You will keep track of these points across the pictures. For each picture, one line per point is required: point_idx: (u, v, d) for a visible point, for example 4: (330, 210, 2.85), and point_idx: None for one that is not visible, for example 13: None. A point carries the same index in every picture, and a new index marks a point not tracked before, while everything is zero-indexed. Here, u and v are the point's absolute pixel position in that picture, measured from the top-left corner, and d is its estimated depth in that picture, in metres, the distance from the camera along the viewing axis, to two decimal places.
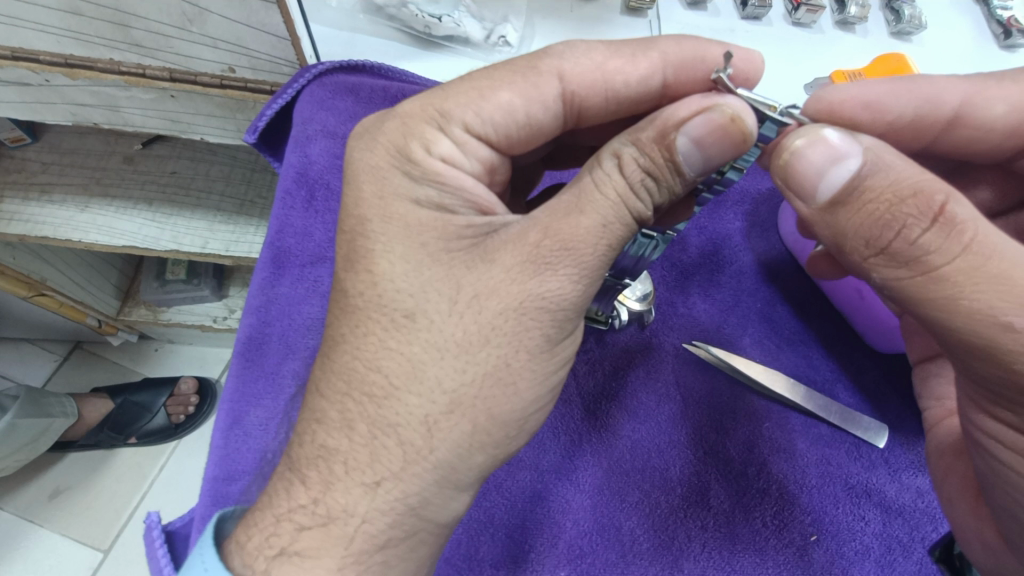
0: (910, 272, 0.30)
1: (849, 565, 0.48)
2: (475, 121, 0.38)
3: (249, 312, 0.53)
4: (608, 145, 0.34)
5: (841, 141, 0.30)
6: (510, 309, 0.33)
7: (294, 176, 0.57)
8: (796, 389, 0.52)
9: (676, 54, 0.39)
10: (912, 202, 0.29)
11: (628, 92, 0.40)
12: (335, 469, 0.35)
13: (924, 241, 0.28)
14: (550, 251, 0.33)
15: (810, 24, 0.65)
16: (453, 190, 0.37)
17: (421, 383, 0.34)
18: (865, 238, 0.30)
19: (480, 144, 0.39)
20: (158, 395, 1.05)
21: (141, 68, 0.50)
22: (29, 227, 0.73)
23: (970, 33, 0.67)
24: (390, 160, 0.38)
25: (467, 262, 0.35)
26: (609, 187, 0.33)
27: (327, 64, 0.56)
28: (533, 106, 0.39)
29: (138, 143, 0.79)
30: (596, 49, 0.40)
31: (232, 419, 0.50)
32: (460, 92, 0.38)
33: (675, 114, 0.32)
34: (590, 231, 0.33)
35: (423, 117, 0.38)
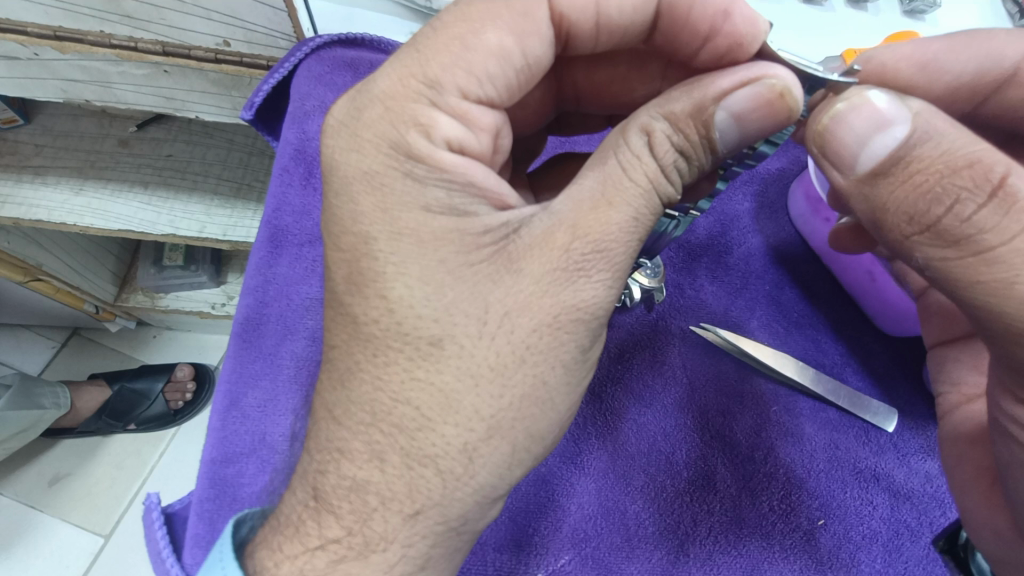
0: (959, 252, 0.29)
1: (857, 550, 0.47)
2: (470, 85, 0.35)
3: (246, 293, 0.52)
4: (636, 119, 0.33)
5: (886, 109, 0.29)
6: (546, 326, 0.32)
7: (291, 153, 0.55)
8: (804, 371, 0.51)
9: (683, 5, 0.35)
10: (966, 174, 0.28)
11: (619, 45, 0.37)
12: (372, 506, 0.34)
13: (978, 218, 0.28)
14: (581, 255, 0.32)
15: (820, 2, 0.64)
16: (462, 186, 0.35)
17: (457, 414, 0.33)
18: (911, 214, 0.29)
19: (484, 110, 0.37)
20: (156, 381, 1.05)
21: (132, 41, 0.48)
22: (22, 211, 0.71)
23: (984, 11, 0.65)
24: (384, 151, 0.35)
25: (492, 276, 0.33)
26: (640, 171, 0.32)
27: (324, 38, 0.54)
28: (529, 48, 0.36)
29: (133, 125, 0.78)
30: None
31: (230, 401, 0.49)
32: (441, 51, 0.35)
33: (714, 87, 0.31)
34: (622, 225, 0.32)
35: (410, 95, 0.35)
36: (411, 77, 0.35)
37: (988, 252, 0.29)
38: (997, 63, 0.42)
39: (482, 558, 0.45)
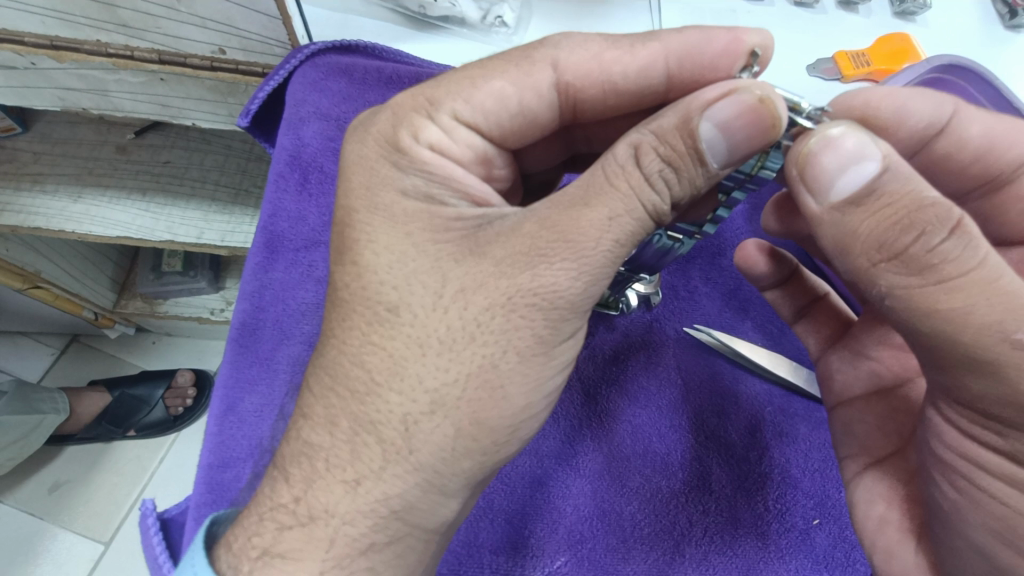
0: (921, 281, 0.29)
1: (852, 549, 0.47)
2: (465, 109, 0.39)
3: (244, 298, 0.52)
4: (626, 135, 0.33)
5: (863, 145, 0.30)
6: (498, 306, 0.33)
7: (287, 159, 0.56)
8: (797, 371, 0.52)
9: (679, 44, 0.38)
10: (931, 210, 0.29)
11: (626, 84, 0.40)
12: (318, 467, 0.35)
13: (944, 248, 0.28)
14: (545, 243, 0.32)
15: (813, 4, 0.64)
16: (440, 178, 0.37)
17: (401, 381, 0.34)
18: (880, 242, 0.30)
19: (471, 133, 0.40)
20: (156, 387, 1.05)
21: (129, 49, 0.48)
22: (23, 218, 0.72)
23: (976, 13, 0.65)
24: (379, 150, 0.38)
25: (455, 254, 0.34)
26: (624, 179, 0.32)
27: (319, 45, 0.54)
28: (529, 94, 0.39)
29: (130, 133, 0.78)
30: (594, 41, 0.40)
31: (227, 406, 0.49)
32: (454, 83, 0.39)
33: (699, 98, 0.31)
34: (593, 225, 0.32)
35: (414, 104, 0.39)
36: (421, 93, 0.39)
37: (948, 283, 0.29)
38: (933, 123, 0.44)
39: (476, 560, 0.45)
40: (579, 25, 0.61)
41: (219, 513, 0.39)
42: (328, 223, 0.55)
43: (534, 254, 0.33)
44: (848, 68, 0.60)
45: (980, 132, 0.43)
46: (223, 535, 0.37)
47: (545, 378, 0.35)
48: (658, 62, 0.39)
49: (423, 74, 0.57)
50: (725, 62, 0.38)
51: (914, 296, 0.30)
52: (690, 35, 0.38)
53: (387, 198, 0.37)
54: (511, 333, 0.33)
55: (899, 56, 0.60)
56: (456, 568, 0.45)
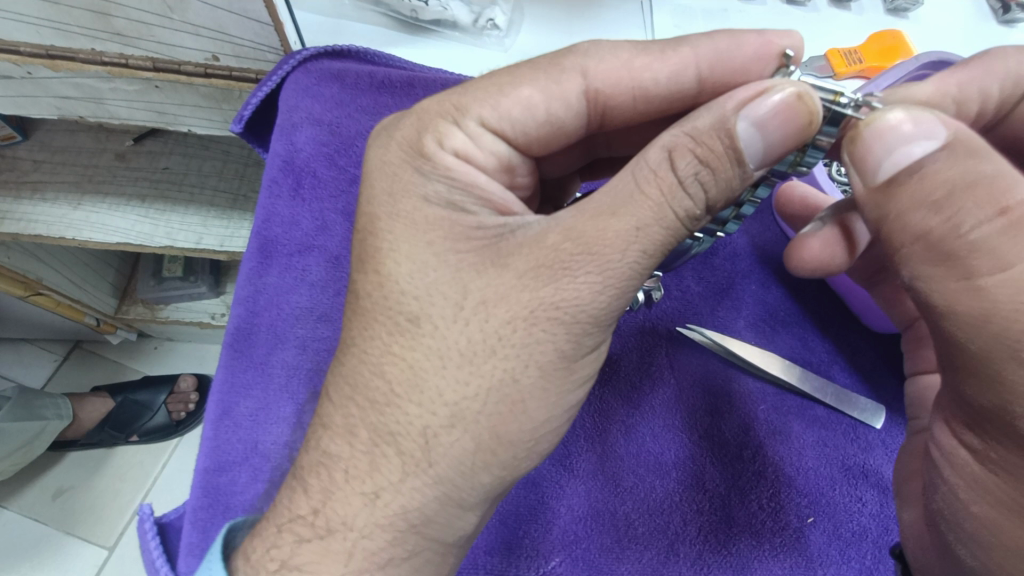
0: (948, 273, 0.30)
1: (847, 547, 0.47)
2: (492, 116, 0.39)
3: (238, 302, 0.53)
4: (659, 139, 0.33)
5: (917, 124, 0.29)
6: (520, 318, 0.33)
7: (280, 164, 0.56)
8: (791, 370, 0.51)
9: (709, 49, 0.38)
10: (976, 192, 0.28)
11: (657, 91, 0.40)
12: (336, 478, 0.35)
13: (976, 236, 0.28)
14: (570, 254, 0.32)
15: (804, 3, 0.64)
16: (464, 185, 0.38)
17: (421, 393, 0.34)
18: (909, 224, 0.30)
19: (497, 139, 0.40)
20: (158, 393, 1.06)
21: (124, 58, 0.49)
22: (22, 226, 0.72)
23: (968, 7, 0.65)
24: (404, 155, 0.39)
25: (477, 266, 0.34)
26: (660, 181, 0.32)
27: (311, 50, 0.55)
28: (557, 103, 0.39)
29: (129, 140, 0.79)
30: (623, 48, 0.40)
31: (222, 411, 0.49)
32: (481, 91, 0.39)
33: (732, 99, 0.32)
34: (621, 235, 0.32)
35: (439, 109, 0.39)
36: (448, 98, 0.40)
37: (976, 279, 0.29)
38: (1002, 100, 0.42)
39: (472, 560, 0.45)
40: (570, 25, 0.61)
41: (235, 522, 0.40)
42: (322, 228, 0.55)
43: (550, 260, 0.33)
44: (841, 66, 0.60)
45: None
46: (242, 543, 0.37)
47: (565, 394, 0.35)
48: (690, 68, 0.39)
49: (415, 81, 0.57)
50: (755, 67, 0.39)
51: (936, 286, 0.31)
52: (720, 41, 0.38)
53: (410, 204, 0.37)
54: (528, 345, 0.33)
55: (890, 53, 0.60)
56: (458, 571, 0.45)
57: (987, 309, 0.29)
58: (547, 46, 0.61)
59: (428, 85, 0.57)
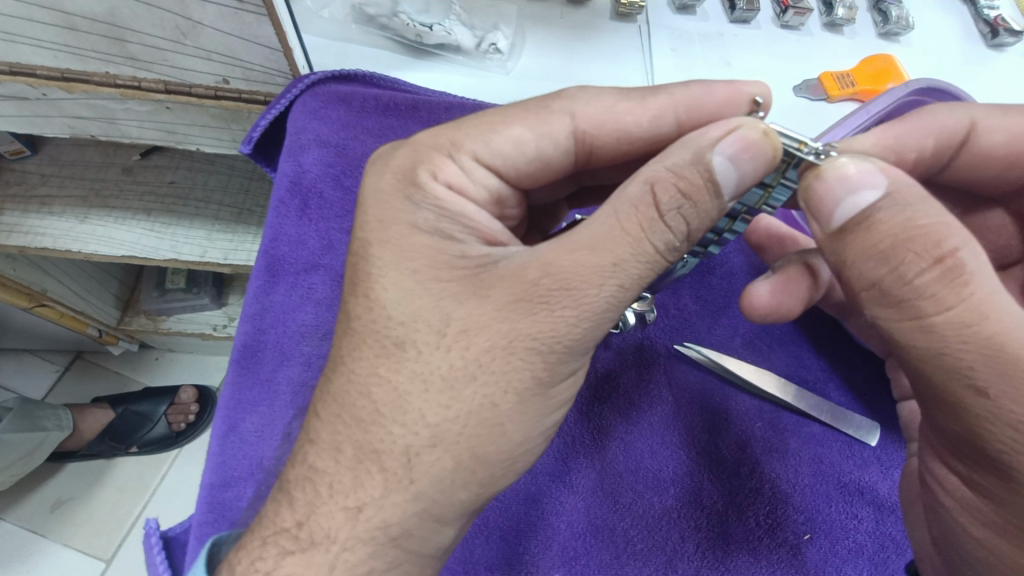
0: (899, 314, 0.32)
1: (843, 563, 0.48)
2: (485, 152, 0.41)
3: (245, 320, 0.54)
4: (640, 172, 0.34)
5: (860, 177, 0.32)
6: (499, 348, 0.34)
7: (288, 185, 0.57)
8: (787, 389, 0.52)
9: (686, 95, 0.41)
10: (917, 241, 0.30)
11: (640, 132, 0.42)
12: (321, 493, 0.36)
13: (919, 283, 0.30)
14: (547, 289, 0.34)
15: (798, 27, 0.66)
16: (452, 214, 0.39)
17: (404, 415, 0.35)
18: (862, 272, 0.32)
19: (488, 173, 0.41)
20: (158, 404, 1.06)
21: (137, 81, 0.51)
22: (28, 239, 0.74)
23: (957, 32, 0.67)
24: (398, 186, 0.40)
25: (458, 295, 0.35)
26: (639, 216, 0.33)
27: (319, 75, 0.56)
28: (546, 141, 0.41)
29: (136, 154, 0.80)
30: (608, 94, 0.42)
31: (228, 427, 0.50)
32: (474, 126, 0.41)
33: (705, 137, 0.33)
34: (596, 272, 0.33)
35: (433, 146, 0.41)
36: (444, 134, 0.42)
37: (924, 320, 0.31)
38: (951, 134, 0.44)
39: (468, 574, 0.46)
40: (569, 50, 0.63)
41: (219, 535, 0.41)
42: (327, 247, 0.57)
43: (527, 289, 0.34)
44: (834, 89, 0.61)
45: (1005, 134, 0.44)
46: (227, 556, 0.38)
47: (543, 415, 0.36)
48: (668, 113, 0.41)
49: (419, 104, 0.59)
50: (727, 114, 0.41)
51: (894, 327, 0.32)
52: (695, 89, 0.41)
53: (399, 232, 0.38)
54: (510, 370, 0.34)
55: (881, 76, 0.62)
56: None
57: (955, 338, 0.31)
58: (548, 70, 0.62)
59: (432, 108, 0.59)
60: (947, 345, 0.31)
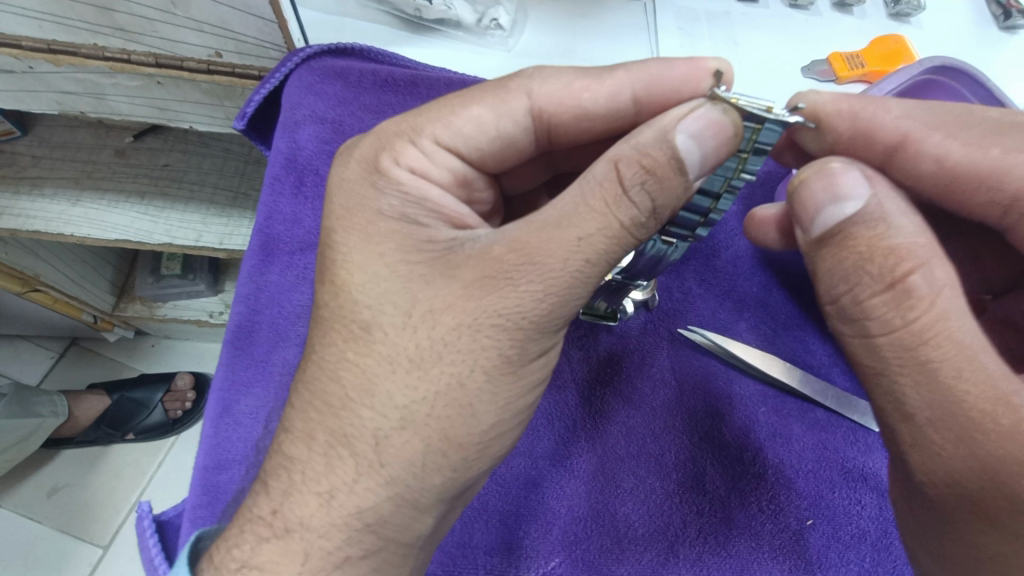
0: (851, 329, 0.34)
1: (845, 549, 0.47)
2: (446, 135, 0.39)
3: (239, 300, 0.53)
4: (605, 153, 0.33)
5: (844, 184, 0.32)
6: (464, 326, 0.33)
7: (283, 162, 0.56)
8: (792, 373, 0.52)
9: (642, 72, 0.38)
10: (872, 267, 0.31)
11: (598, 111, 0.40)
12: (295, 479, 0.35)
13: (872, 303, 0.32)
14: (512, 265, 0.32)
15: (807, 7, 0.64)
16: (416, 200, 0.38)
17: (373, 398, 0.34)
18: (825, 286, 0.34)
19: (451, 156, 0.40)
20: (155, 391, 1.05)
21: (126, 53, 0.49)
22: (21, 222, 0.72)
23: (969, 14, 0.66)
24: (361, 171, 0.39)
25: (425, 277, 0.34)
26: (602, 195, 0.32)
27: (315, 48, 0.54)
28: (506, 121, 0.40)
29: (128, 136, 0.78)
30: (566, 71, 0.40)
31: (223, 409, 0.49)
32: (433, 111, 0.40)
33: (669, 115, 0.32)
34: (564, 247, 0.32)
35: (395, 130, 0.40)
36: (409, 120, 0.40)
37: (871, 339, 0.33)
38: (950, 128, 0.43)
39: (470, 561, 0.45)
40: (572, 27, 0.61)
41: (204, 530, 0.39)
42: (323, 226, 0.55)
43: (485, 271, 0.33)
44: (843, 70, 0.60)
45: None
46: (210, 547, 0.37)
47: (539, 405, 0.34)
48: (626, 91, 0.39)
49: (418, 80, 0.58)
50: (686, 85, 0.38)
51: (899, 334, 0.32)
52: (652, 65, 0.38)
53: (365, 219, 0.37)
54: (497, 363, 0.33)
55: (893, 57, 0.60)
56: (448, 568, 0.45)
57: None
58: (548, 47, 0.61)
59: (432, 84, 0.58)
60: (892, 363, 0.32)
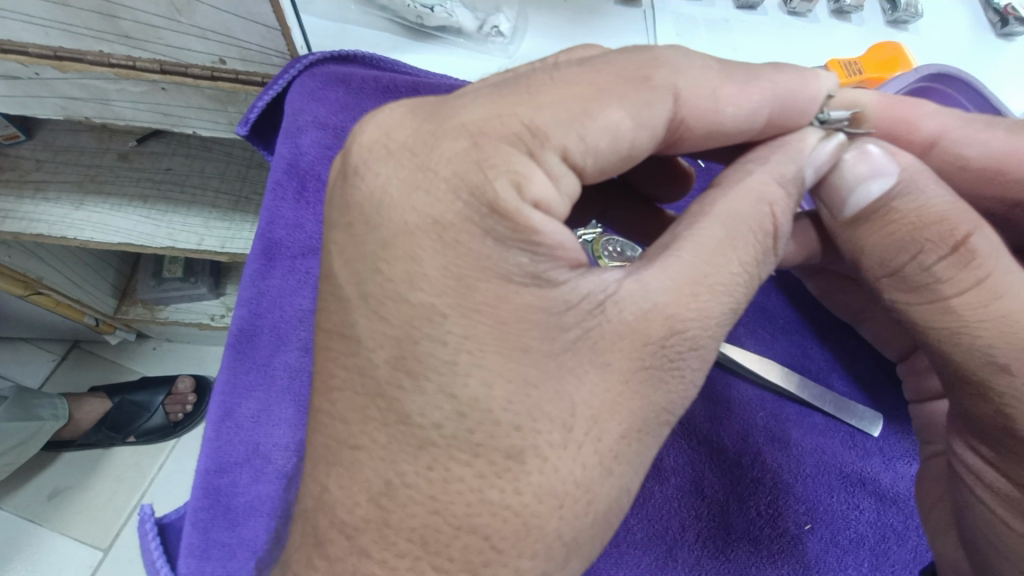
0: (917, 298, 0.34)
1: (843, 554, 0.47)
2: (577, 149, 0.29)
3: (240, 305, 0.53)
4: (756, 188, 0.32)
5: (875, 163, 0.34)
6: (634, 431, 0.30)
7: (284, 167, 0.55)
8: (789, 377, 0.52)
9: (785, 87, 0.34)
10: (931, 228, 0.32)
11: (733, 127, 0.34)
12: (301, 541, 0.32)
13: (938, 268, 0.33)
14: (678, 353, 0.30)
15: (805, 14, 0.65)
16: (550, 255, 0.29)
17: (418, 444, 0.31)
18: (882, 259, 0.34)
19: (574, 180, 0.30)
20: (156, 394, 1.06)
21: (131, 60, 0.49)
22: (24, 225, 0.72)
23: (967, 20, 0.66)
24: (454, 202, 0.28)
25: (575, 369, 0.29)
26: (747, 246, 0.31)
27: (317, 55, 0.55)
28: (644, 132, 0.30)
29: (132, 140, 0.79)
30: (708, 68, 0.33)
31: (223, 412, 0.49)
32: (557, 106, 0.29)
33: (805, 147, 0.35)
34: (719, 321, 0.31)
35: (507, 138, 0.28)
36: (513, 114, 0.29)
37: (941, 302, 0.33)
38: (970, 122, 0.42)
39: None
40: (571, 33, 0.62)
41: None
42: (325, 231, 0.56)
43: (632, 329, 0.29)
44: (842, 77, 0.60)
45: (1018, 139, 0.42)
46: None
47: (565, 467, 0.28)
48: (765, 107, 0.34)
49: (419, 86, 0.58)
50: (812, 109, 0.36)
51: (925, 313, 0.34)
52: (794, 80, 0.35)
53: None
54: None
55: (889, 65, 0.60)
56: None
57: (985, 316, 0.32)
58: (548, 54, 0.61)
59: (433, 89, 0.58)
60: (964, 324, 0.33)
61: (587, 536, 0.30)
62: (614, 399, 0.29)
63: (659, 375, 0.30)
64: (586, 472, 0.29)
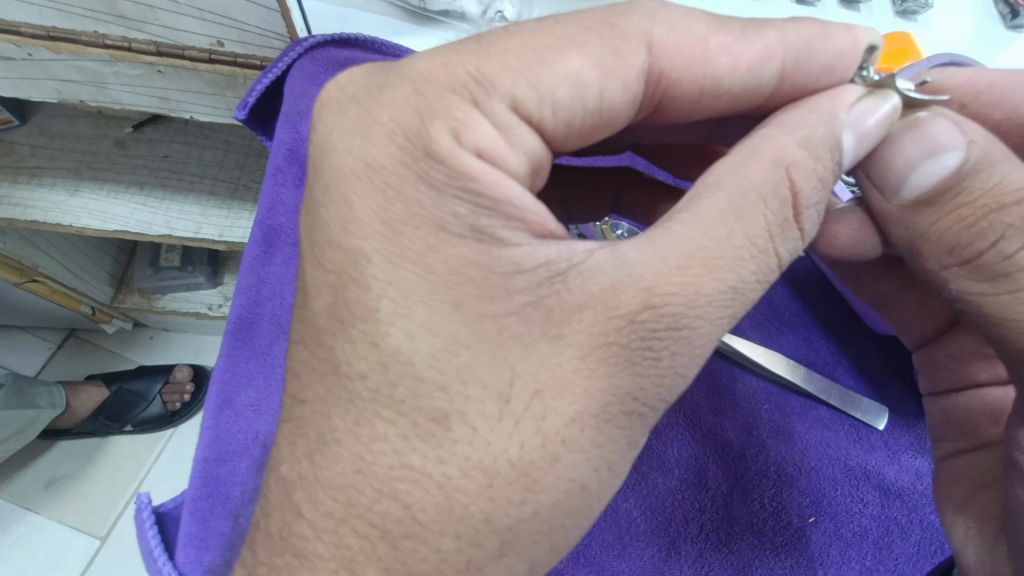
0: (995, 289, 0.33)
1: (847, 547, 0.47)
2: (526, 97, 0.31)
3: (240, 292, 0.52)
4: (771, 149, 0.30)
5: (939, 145, 0.31)
6: (589, 417, 0.28)
7: (284, 153, 0.52)
8: (796, 371, 0.52)
9: (797, 39, 0.33)
10: (1014, 211, 0.30)
11: (732, 82, 0.34)
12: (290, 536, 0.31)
13: (1019, 256, 0.31)
14: (660, 338, 0.28)
15: (813, 3, 0.64)
16: (491, 205, 0.31)
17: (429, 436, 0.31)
18: (952, 247, 0.33)
19: (529, 133, 0.32)
20: (153, 382, 1.05)
21: (126, 41, 0.48)
22: (19, 211, 0.71)
23: (977, 12, 0.65)
24: (408, 155, 0.31)
25: (526, 340, 0.29)
26: (756, 216, 0.29)
27: (318, 37, 0.52)
28: (613, 84, 0.31)
29: (128, 127, 0.78)
30: (699, 20, 0.33)
31: (223, 400, 0.48)
32: (506, 53, 0.30)
33: (834, 104, 0.32)
34: (712, 303, 0.28)
35: (452, 85, 0.31)
36: (459, 65, 0.31)
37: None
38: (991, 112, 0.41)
39: None
40: None
41: None
42: None
43: (596, 300, 0.28)
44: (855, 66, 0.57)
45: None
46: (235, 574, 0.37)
47: (498, 443, 0.28)
48: (774, 58, 0.33)
49: None
50: (834, 70, 0.35)
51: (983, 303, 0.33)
52: (808, 30, 0.34)
53: None
54: None
55: (900, 55, 0.59)
56: None
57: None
58: None
59: None
60: None
61: (525, 533, 0.29)
62: (566, 377, 0.28)
63: (627, 355, 0.28)
64: (550, 455, 0.28)
